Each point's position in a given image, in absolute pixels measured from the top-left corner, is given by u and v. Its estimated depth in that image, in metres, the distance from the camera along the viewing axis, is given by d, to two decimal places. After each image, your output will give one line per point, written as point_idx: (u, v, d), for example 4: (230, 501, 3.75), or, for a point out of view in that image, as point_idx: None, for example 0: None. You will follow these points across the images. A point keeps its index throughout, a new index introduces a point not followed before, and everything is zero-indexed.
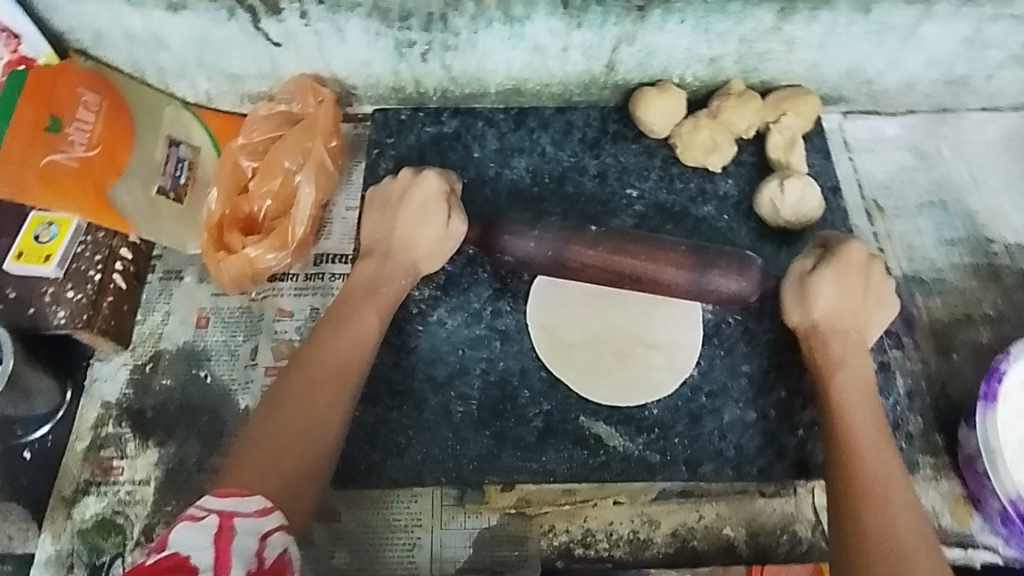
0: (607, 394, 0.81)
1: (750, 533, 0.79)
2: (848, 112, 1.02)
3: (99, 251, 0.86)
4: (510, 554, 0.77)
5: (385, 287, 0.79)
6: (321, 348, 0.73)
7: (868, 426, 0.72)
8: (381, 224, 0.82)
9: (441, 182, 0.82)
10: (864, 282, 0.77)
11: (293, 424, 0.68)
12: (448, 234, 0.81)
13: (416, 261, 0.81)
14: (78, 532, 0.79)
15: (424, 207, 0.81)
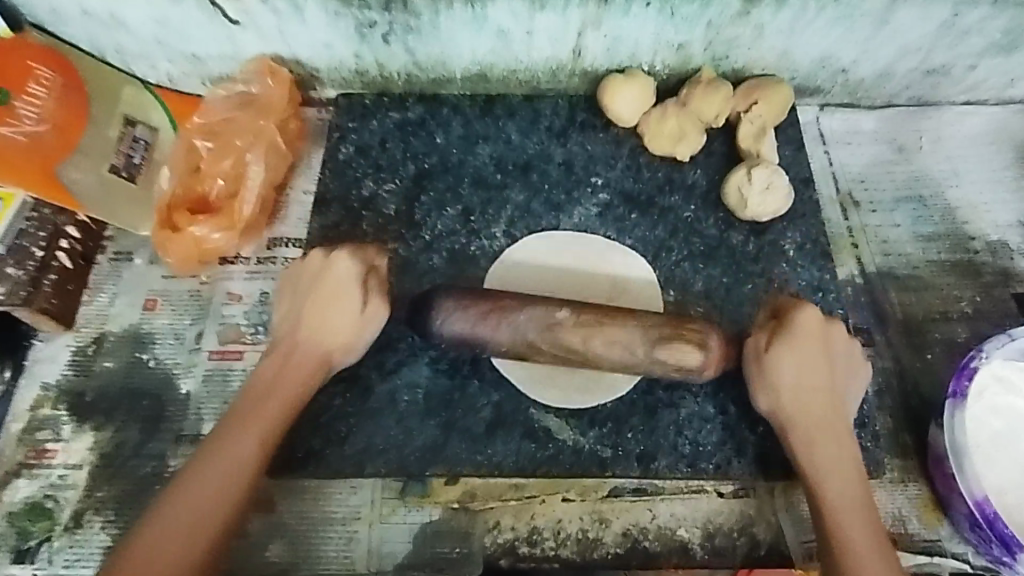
0: (557, 387, 0.77)
1: (705, 535, 0.75)
2: (824, 105, 0.99)
3: (44, 229, 0.84)
4: (453, 550, 0.74)
5: (292, 371, 0.72)
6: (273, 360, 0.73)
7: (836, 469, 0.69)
8: (290, 314, 0.74)
9: (355, 263, 0.75)
10: (830, 355, 0.72)
11: (227, 458, 0.66)
12: (362, 321, 0.74)
13: (327, 351, 0.73)
14: (7, 516, 0.76)
15: (337, 289, 0.74)
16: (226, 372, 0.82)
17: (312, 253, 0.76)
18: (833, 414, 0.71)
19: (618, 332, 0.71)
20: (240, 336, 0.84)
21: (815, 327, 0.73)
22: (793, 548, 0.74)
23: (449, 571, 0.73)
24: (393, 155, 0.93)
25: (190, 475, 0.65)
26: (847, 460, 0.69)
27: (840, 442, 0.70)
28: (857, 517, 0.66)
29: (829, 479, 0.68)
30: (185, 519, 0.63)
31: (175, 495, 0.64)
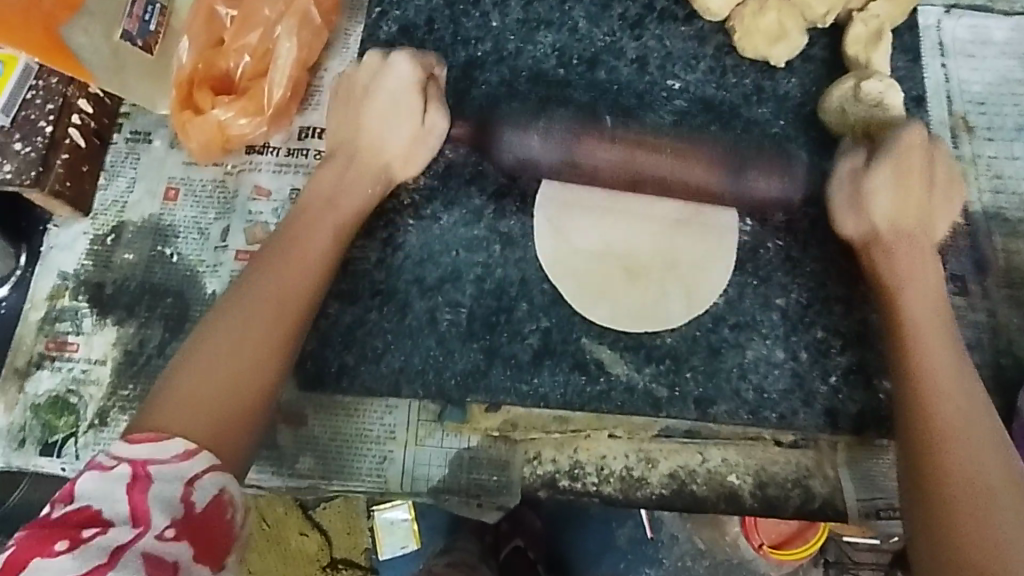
0: (604, 313, 0.71)
1: (758, 484, 0.70)
2: (952, 6, 0.85)
3: (52, 101, 0.75)
4: (490, 479, 0.70)
5: (346, 196, 0.67)
6: (306, 207, 0.66)
7: (929, 380, 0.58)
8: (351, 112, 0.70)
9: (413, 63, 0.68)
10: (914, 189, 0.66)
11: (250, 327, 0.57)
12: (421, 134, 0.69)
13: (386, 163, 0.69)
14: (30, 407, 0.73)
15: (396, 100, 0.68)
16: None
17: (367, 56, 0.70)
18: (920, 244, 0.66)
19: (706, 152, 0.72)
20: (268, 237, 0.77)
21: (915, 154, 0.67)
22: (850, 505, 0.70)
23: (485, 499, 0.70)
24: (441, 38, 0.81)
25: (259, 266, 0.61)
26: (931, 287, 0.64)
27: (929, 298, 0.63)
28: (944, 388, 0.57)
29: (916, 325, 0.62)
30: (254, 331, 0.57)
31: (237, 301, 0.58)
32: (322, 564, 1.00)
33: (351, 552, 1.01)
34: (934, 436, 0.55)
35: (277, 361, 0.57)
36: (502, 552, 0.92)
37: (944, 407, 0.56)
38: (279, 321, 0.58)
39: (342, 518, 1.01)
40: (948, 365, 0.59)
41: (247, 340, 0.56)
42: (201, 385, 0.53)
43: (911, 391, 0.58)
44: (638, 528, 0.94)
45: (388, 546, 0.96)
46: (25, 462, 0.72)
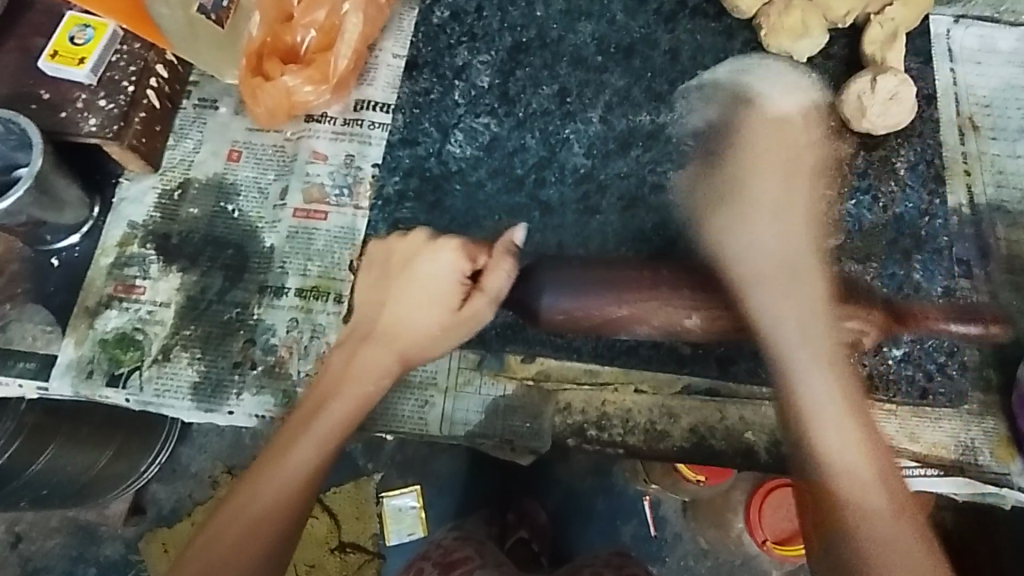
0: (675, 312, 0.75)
1: (772, 441, 0.75)
2: (960, 16, 0.92)
3: (134, 63, 0.81)
4: (522, 425, 0.75)
5: (379, 358, 0.70)
6: (341, 360, 0.71)
7: (828, 413, 0.65)
8: (376, 291, 0.74)
9: (459, 256, 0.72)
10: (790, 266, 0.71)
11: (278, 474, 0.65)
12: (455, 323, 0.72)
13: (411, 346, 0.71)
14: (99, 342, 0.79)
15: (433, 288, 0.72)
16: (310, 231, 0.82)
17: (414, 233, 0.75)
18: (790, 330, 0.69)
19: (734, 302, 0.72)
20: (324, 197, 0.83)
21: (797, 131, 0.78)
22: None
23: (518, 444, 0.75)
24: (489, 25, 0.88)
25: (292, 431, 0.68)
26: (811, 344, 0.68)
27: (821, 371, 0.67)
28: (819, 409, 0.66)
29: (802, 331, 0.68)
30: (281, 483, 0.65)
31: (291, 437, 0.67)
32: (331, 545, 1.07)
33: (360, 537, 1.08)
34: (835, 508, 0.62)
35: (283, 523, 0.64)
36: (507, 541, 1.05)
37: (834, 443, 0.64)
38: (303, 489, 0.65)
39: (352, 502, 1.08)
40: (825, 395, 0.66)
41: (279, 479, 0.65)
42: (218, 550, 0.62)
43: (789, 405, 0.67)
44: (642, 526, 1.09)
45: (397, 531, 1.08)
46: (92, 393, 0.77)
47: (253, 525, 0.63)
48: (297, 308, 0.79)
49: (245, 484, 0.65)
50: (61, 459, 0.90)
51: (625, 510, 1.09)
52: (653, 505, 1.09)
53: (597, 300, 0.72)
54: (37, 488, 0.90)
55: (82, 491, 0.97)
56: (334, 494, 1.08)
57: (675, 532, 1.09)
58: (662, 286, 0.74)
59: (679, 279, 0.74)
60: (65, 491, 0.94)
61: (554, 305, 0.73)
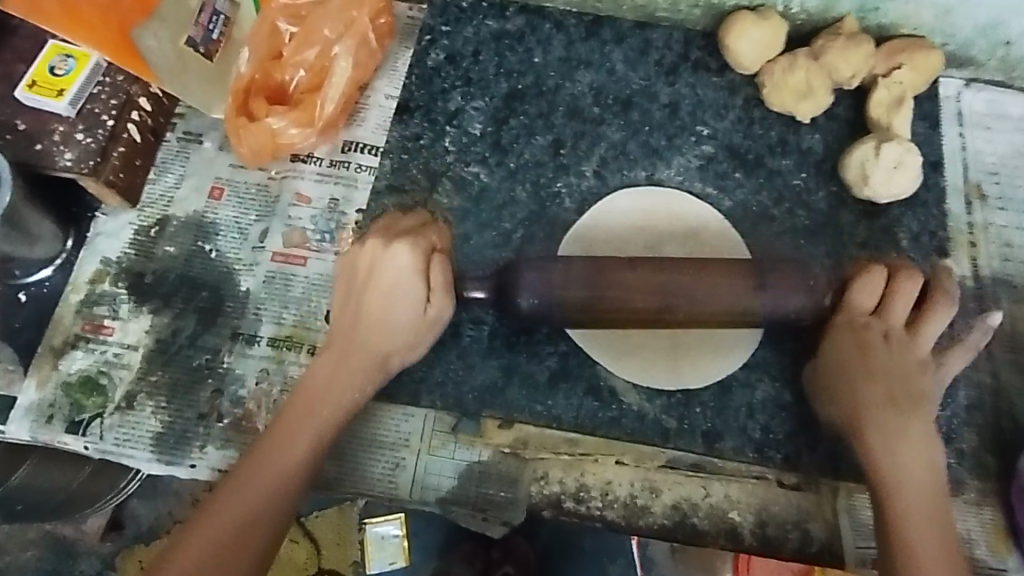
0: (631, 364, 0.73)
1: (758, 522, 0.72)
2: (971, 80, 0.89)
3: (116, 96, 0.78)
4: (497, 494, 0.72)
5: (363, 352, 0.68)
6: (335, 346, 0.68)
7: (912, 506, 0.62)
8: (351, 309, 0.69)
9: (415, 254, 0.67)
10: (872, 353, 0.68)
11: (260, 479, 0.61)
12: (424, 322, 0.68)
13: (384, 354, 0.68)
14: (62, 385, 0.76)
15: (394, 290, 0.67)
16: (288, 277, 0.79)
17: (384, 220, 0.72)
18: (878, 403, 0.66)
19: (701, 308, 0.69)
20: (304, 241, 0.81)
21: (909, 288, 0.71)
22: (848, 551, 0.71)
23: (491, 514, 0.72)
24: (485, 69, 0.85)
25: (281, 429, 0.64)
26: (910, 420, 0.66)
27: (914, 408, 0.66)
28: (921, 486, 0.63)
29: (903, 428, 0.65)
30: (284, 464, 0.62)
31: (273, 439, 0.63)
32: (309, 571, 1.03)
33: (339, 564, 1.04)
34: (900, 560, 0.60)
35: (290, 494, 0.62)
36: None
37: (923, 542, 0.60)
38: (286, 482, 0.62)
39: (332, 529, 1.04)
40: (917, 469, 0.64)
41: (269, 469, 0.62)
42: (218, 515, 0.59)
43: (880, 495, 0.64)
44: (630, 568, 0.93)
45: (378, 560, 1.01)
46: (51, 437, 0.74)
47: (241, 527, 0.59)
48: (270, 358, 0.76)
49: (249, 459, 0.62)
50: (37, 476, 0.85)
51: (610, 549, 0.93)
52: (641, 546, 0.92)
53: (565, 271, 0.70)
54: (11, 503, 0.86)
55: (63, 511, 0.91)
56: (316, 518, 1.04)
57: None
58: (616, 267, 0.70)
59: (653, 260, 0.70)
60: (42, 509, 0.89)
61: (533, 304, 0.70)
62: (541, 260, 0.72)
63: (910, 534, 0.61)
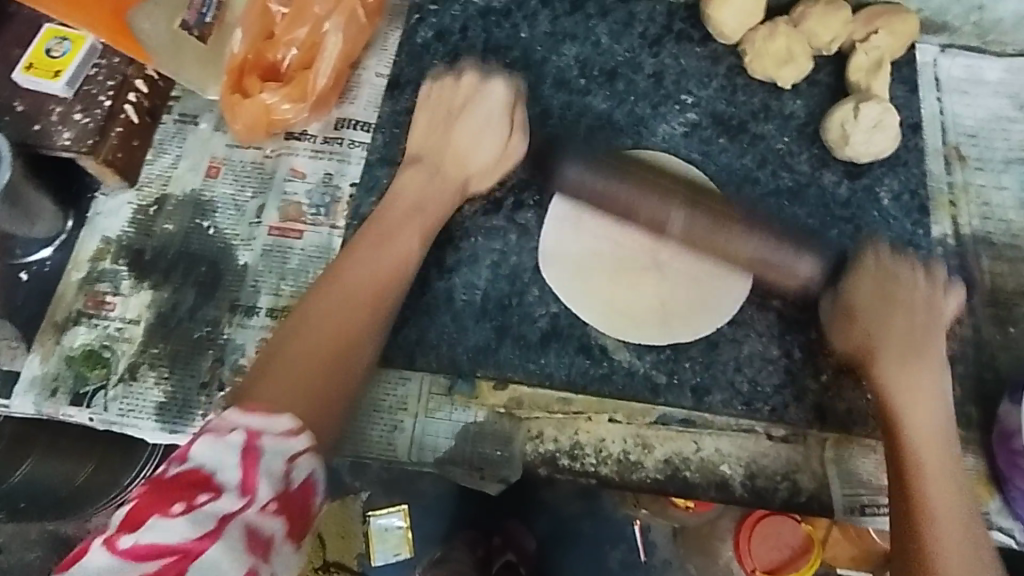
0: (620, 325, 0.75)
1: (748, 474, 0.74)
2: (947, 46, 0.91)
3: (112, 78, 0.81)
4: (493, 453, 0.74)
5: (431, 202, 0.72)
6: (395, 208, 0.71)
7: (926, 457, 0.60)
8: (433, 131, 0.75)
9: (508, 94, 0.75)
10: (895, 297, 0.67)
11: (351, 310, 0.62)
12: (504, 154, 0.75)
13: (467, 177, 0.74)
14: (65, 358, 0.77)
15: (489, 116, 0.74)
16: (284, 249, 0.81)
17: (461, 79, 0.76)
18: (892, 361, 0.65)
19: (729, 232, 0.72)
20: (300, 215, 0.82)
21: (919, 300, 0.68)
22: (836, 500, 0.73)
23: (488, 471, 0.74)
24: (473, 45, 0.87)
25: (342, 267, 0.65)
26: (924, 399, 0.63)
27: (934, 409, 0.63)
28: (937, 448, 0.61)
29: (913, 407, 0.63)
30: (362, 287, 0.63)
31: (353, 263, 0.65)
32: (315, 566, 1.06)
33: (343, 555, 1.06)
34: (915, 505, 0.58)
35: (371, 323, 0.62)
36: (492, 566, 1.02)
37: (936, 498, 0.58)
38: (369, 309, 0.63)
39: (337, 522, 1.05)
40: (942, 466, 0.60)
41: (349, 297, 0.62)
42: (287, 373, 0.55)
43: (902, 459, 0.61)
44: (630, 552, 1.05)
45: (382, 553, 1.05)
46: (56, 410, 0.76)
47: (308, 371, 0.56)
48: (268, 328, 0.78)
49: (302, 313, 0.61)
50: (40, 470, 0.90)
51: (611, 535, 1.05)
52: (642, 531, 1.05)
53: (613, 197, 0.73)
54: (15, 500, 0.92)
55: (68, 504, 0.92)
56: (325, 518, 1.05)
57: (664, 558, 1.05)
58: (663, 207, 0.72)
59: (685, 207, 0.72)
60: (50, 502, 0.92)
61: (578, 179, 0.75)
62: (590, 159, 0.76)
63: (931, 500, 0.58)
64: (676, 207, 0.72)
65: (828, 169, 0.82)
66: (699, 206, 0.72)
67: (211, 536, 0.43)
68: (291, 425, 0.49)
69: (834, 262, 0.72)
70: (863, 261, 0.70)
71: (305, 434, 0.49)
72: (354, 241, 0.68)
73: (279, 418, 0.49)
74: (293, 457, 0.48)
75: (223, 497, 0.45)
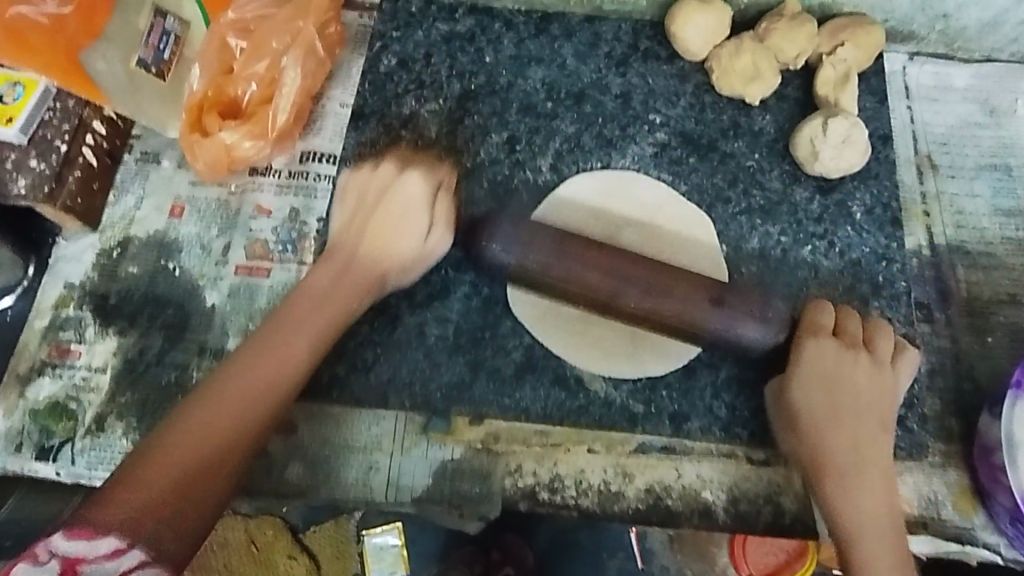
0: (595, 354, 0.73)
1: (731, 499, 0.73)
2: (915, 54, 0.90)
3: (69, 121, 0.79)
4: (471, 490, 0.73)
5: (346, 288, 0.68)
6: (303, 295, 0.67)
7: (866, 534, 0.63)
8: (355, 221, 0.71)
9: (426, 180, 0.72)
10: (843, 410, 0.66)
11: (249, 398, 0.60)
12: (423, 252, 0.72)
13: (385, 272, 0.70)
14: (30, 412, 0.76)
15: (407, 208, 0.71)
16: (252, 288, 0.80)
17: (381, 167, 0.73)
18: (844, 454, 0.65)
19: (641, 279, 0.66)
20: (267, 253, 0.81)
21: (861, 377, 0.67)
22: (820, 522, 0.72)
23: (467, 509, 0.72)
24: (437, 71, 0.86)
25: (252, 353, 0.63)
26: (865, 482, 0.64)
27: (871, 493, 0.64)
28: (876, 535, 0.63)
29: (847, 485, 0.64)
30: (246, 390, 0.60)
31: (248, 357, 0.62)
32: None
33: None
34: (848, 560, 0.63)
35: (268, 417, 0.61)
36: None
37: (871, 563, 0.62)
38: (263, 402, 0.61)
39: (331, 542, 0.97)
40: (887, 565, 0.62)
41: (244, 400, 0.60)
42: (197, 432, 0.57)
43: (841, 544, 0.63)
44: (628, 560, 0.87)
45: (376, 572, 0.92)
46: (22, 465, 0.74)
47: (179, 485, 0.55)
48: None
49: (231, 368, 0.61)
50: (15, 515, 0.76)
51: (610, 543, 0.87)
52: (640, 536, 0.87)
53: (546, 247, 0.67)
54: None
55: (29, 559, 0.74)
56: (314, 533, 0.98)
57: (663, 563, 0.88)
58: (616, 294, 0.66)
59: (641, 292, 0.66)
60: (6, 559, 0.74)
61: (504, 252, 0.68)
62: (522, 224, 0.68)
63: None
64: (634, 290, 0.66)
65: (800, 184, 0.82)
66: (666, 291, 0.66)
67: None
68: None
69: (785, 323, 0.69)
70: (785, 325, 0.69)
71: (139, 547, 0.52)
72: (264, 327, 0.65)
73: (101, 543, 0.51)
74: (126, 574, 0.51)
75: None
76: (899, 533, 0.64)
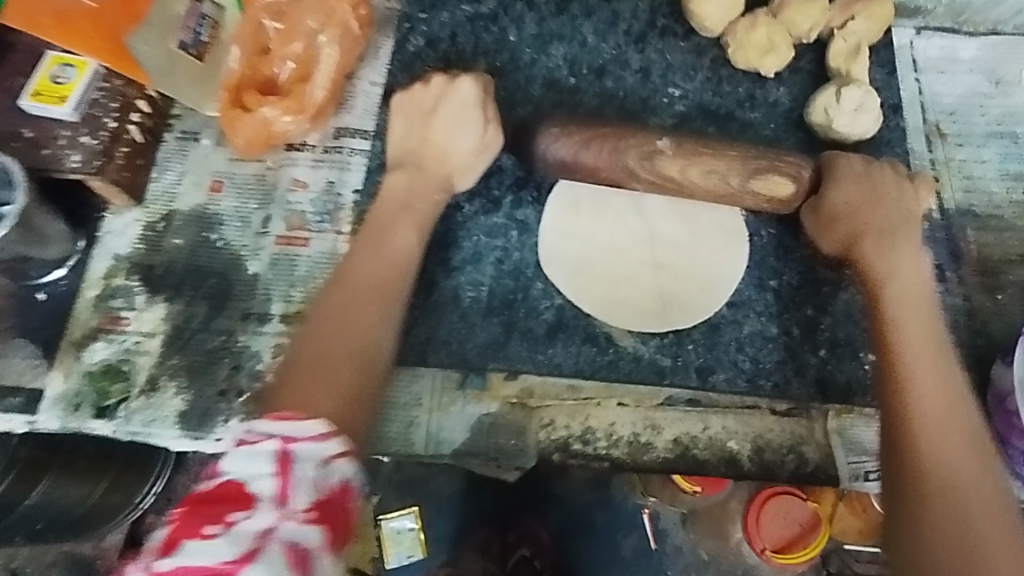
0: (627, 317, 0.77)
1: (755, 448, 0.76)
2: (921, 28, 0.94)
3: (115, 99, 0.82)
4: (508, 443, 0.76)
5: (419, 199, 0.76)
6: (371, 228, 0.74)
7: (929, 437, 0.61)
8: (416, 133, 0.79)
9: (476, 86, 0.79)
10: (880, 230, 0.74)
11: (335, 324, 0.66)
12: (483, 143, 0.79)
13: (448, 174, 0.78)
14: (85, 375, 0.79)
15: (461, 111, 0.78)
16: (292, 257, 0.83)
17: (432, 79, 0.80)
18: (902, 338, 0.67)
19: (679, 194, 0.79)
20: (304, 224, 0.85)
21: (900, 235, 0.74)
22: (841, 468, 0.75)
23: (504, 461, 0.76)
24: (463, 50, 0.90)
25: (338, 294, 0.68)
26: (927, 374, 0.65)
27: (940, 398, 0.63)
28: (942, 431, 0.62)
29: (915, 392, 0.64)
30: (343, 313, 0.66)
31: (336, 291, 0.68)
32: None
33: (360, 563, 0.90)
34: (912, 463, 0.61)
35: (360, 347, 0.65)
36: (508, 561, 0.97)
37: (936, 463, 0.60)
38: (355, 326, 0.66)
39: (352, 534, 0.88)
40: (956, 466, 0.60)
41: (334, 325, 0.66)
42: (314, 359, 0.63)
43: (902, 440, 0.63)
44: (642, 539, 1.00)
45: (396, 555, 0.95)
46: (80, 424, 0.78)
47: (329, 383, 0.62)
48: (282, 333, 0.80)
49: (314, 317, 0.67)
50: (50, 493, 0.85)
51: (622, 524, 1.00)
52: (652, 518, 1.00)
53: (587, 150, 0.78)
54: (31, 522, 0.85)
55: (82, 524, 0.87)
56: None
57: (675, 543, 1.00)
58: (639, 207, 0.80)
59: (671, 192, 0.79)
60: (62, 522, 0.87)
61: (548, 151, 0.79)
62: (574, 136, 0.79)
63: (932, 481, 0.59)
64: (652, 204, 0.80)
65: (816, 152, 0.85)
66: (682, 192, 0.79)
67: (247, 557, 0.46)
68: (318, 433, 0.52)
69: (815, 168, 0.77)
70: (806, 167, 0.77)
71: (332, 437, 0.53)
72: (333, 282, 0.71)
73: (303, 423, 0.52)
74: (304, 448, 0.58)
75: (256, 514, 0.48)
76: (971, 445, 0.61)
